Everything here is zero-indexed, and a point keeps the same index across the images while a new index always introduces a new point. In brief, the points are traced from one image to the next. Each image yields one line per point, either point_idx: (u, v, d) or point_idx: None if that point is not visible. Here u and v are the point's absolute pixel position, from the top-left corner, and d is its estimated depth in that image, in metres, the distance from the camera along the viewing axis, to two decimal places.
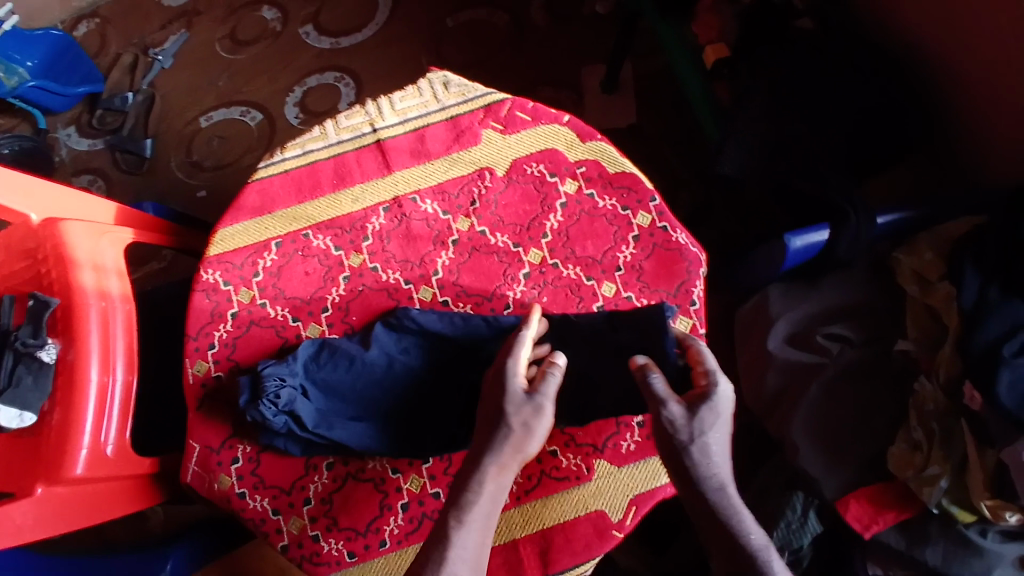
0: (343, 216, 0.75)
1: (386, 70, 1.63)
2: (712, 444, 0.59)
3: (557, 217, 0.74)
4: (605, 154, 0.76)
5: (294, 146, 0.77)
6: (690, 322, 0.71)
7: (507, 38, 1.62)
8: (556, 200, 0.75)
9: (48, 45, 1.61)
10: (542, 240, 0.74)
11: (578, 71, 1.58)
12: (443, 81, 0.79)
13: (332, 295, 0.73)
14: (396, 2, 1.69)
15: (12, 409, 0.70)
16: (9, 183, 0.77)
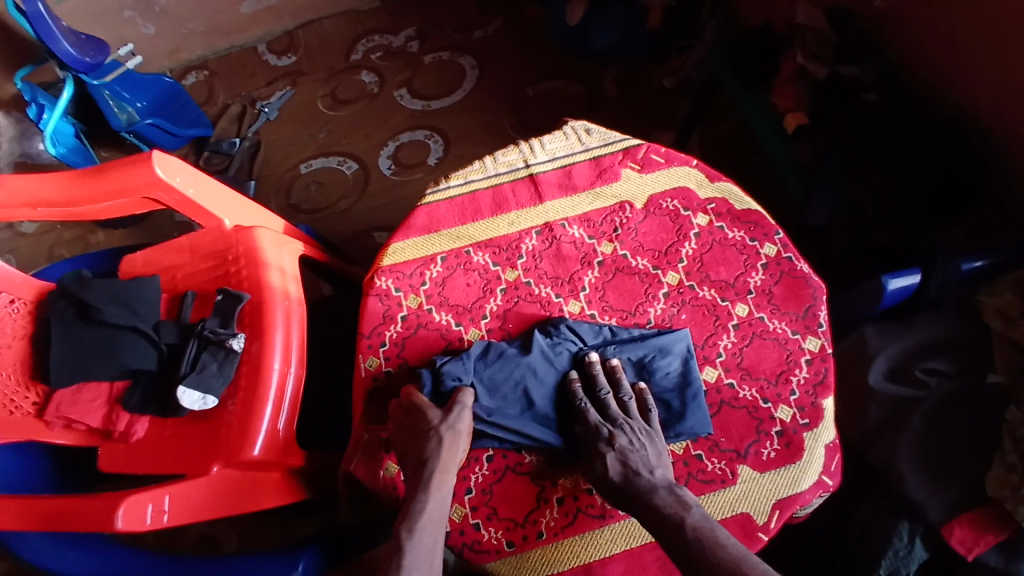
0: (500, 237, 0.85)
1: (474, 129, 1.80)
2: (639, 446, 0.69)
3: (691, 245, 0.84)
4: (731, 193, 0.87)
5: (457, 176, 0.88)
6: (818, 341, 0.78)
7: (583, 107, 1.80)
8: (690, 230, 0.84)
9: (159, 90, 1.82)
10: (679, 264, 0.83)
11: (650, 137, 1.74)
12: (586, 128, 0.92)
13: (491, 304, 0.82)
14: (482, 73, 1.89)
15: (196, 392, 0.75)
16: (215, 194, 0.85)
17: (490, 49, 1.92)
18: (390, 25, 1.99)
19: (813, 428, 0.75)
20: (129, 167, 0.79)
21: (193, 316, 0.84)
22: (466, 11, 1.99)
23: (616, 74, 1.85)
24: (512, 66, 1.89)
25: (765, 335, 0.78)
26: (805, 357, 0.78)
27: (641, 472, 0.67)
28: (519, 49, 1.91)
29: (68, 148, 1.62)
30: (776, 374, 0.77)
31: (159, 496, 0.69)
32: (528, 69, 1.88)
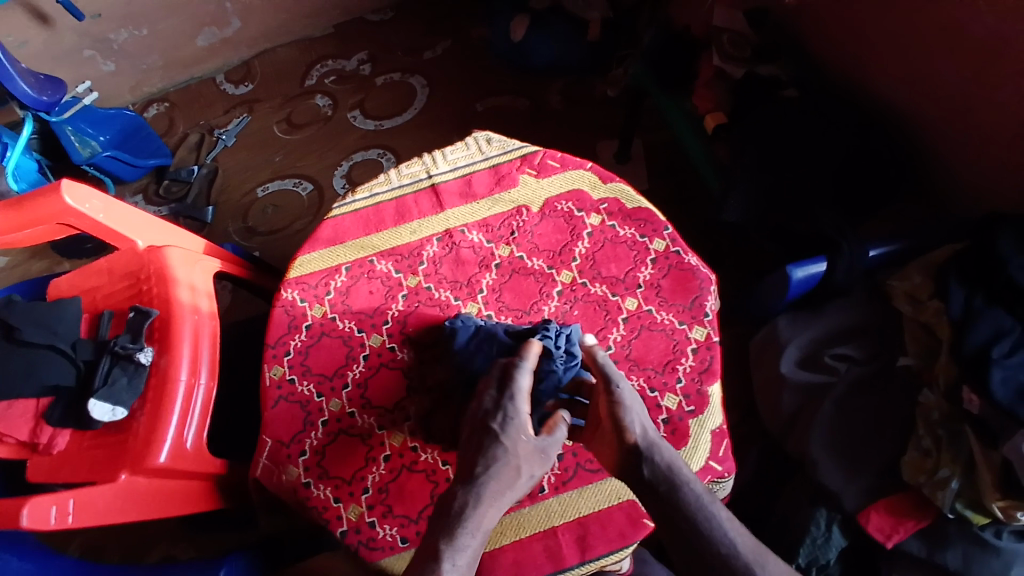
0: (402, 245, 0.88)
1: (426, 146, 1.86)
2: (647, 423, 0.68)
3: (585, 244, 0.88)
4: (624, 193, 0.91)
5: (363, 190, 0.92)
6: (705, 330, 0.81)
7: (529, 120, 1.85)
8: (584, 230, 0.88)
9: (122, 124, 1.89)
10: (573, 263, 0.86)
11: (594, 145, 1.78)
12: (486, 138, 0.96)
13: (393, 309, 0.85)
14: (432, 91, 1.94)
15: (106, 404, 0.79)
16: (127, 217, 0.90)
17: (439, 68, 1.98)
18: (342, 50, 2.06)
19: (698, 414, 0.77)
20: (38, 197, 0.82)
21: (110, 332, 0.88)
22: (415, 33, 2.05)
23: (560, 85, 1.90)
24: (461, 83, 1.95)
25: (653, 326, 0.82)
26: (691, 346, 0.81)
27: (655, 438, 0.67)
28: (467, 67, 1.97)
29: (29, 183, 1.70)
30: (663, 363, 0.80)
31: (65, 499, 0.71)
32: (476, 85, 1.94)
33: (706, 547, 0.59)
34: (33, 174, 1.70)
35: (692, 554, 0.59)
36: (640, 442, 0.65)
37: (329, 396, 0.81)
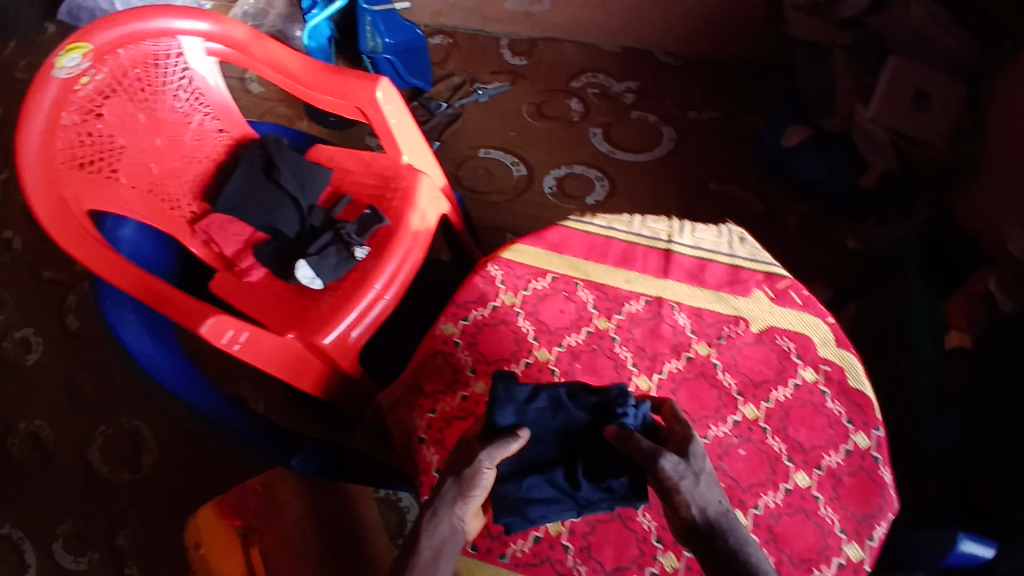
0: (610, 286, 0.87)
1: (642, 196, 1.86)
2: (708, 487, 0.65)
3: (786, 392, 0.82)
4: (851, 367, 0.84)
5: (602, 218, 0.93)
6: (861, 554, 0.73)
7: (751, 225, 1.79)
8: (792, 377, 0.83)
9: (407, 38, 2.03)
10: (764, 401, 0.81)
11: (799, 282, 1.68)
12: (740, 237, 0.92)
13: (571, 338, 0.84)
14: (676, 148, 1.93)
15: (310, 271, 0.86)
16: (407, 132, 0.96)
17: (694, 134, 1.96)
18: (618, 72, 2.09)
19: None
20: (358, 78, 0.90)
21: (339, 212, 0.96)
22: (692, 91, 2.03)
23: (800, 210, 1.83)
24: (706, 157, 1.92)
25: (811, 515, 0.75)
26: (839, 559, 0.73)
27: (709, 505, 0.64)
28: (720, 144, 1.94)
29: (317, 46, 1.88)
30: (801, 558, 0.73)
31: (241, 329, 0.79)
32: (719, 166, 1.90)
33: None
34: (323, 39, 1.87)
35: None
36: (691, 502, 0.63)
37: (478, 377, 0.82)
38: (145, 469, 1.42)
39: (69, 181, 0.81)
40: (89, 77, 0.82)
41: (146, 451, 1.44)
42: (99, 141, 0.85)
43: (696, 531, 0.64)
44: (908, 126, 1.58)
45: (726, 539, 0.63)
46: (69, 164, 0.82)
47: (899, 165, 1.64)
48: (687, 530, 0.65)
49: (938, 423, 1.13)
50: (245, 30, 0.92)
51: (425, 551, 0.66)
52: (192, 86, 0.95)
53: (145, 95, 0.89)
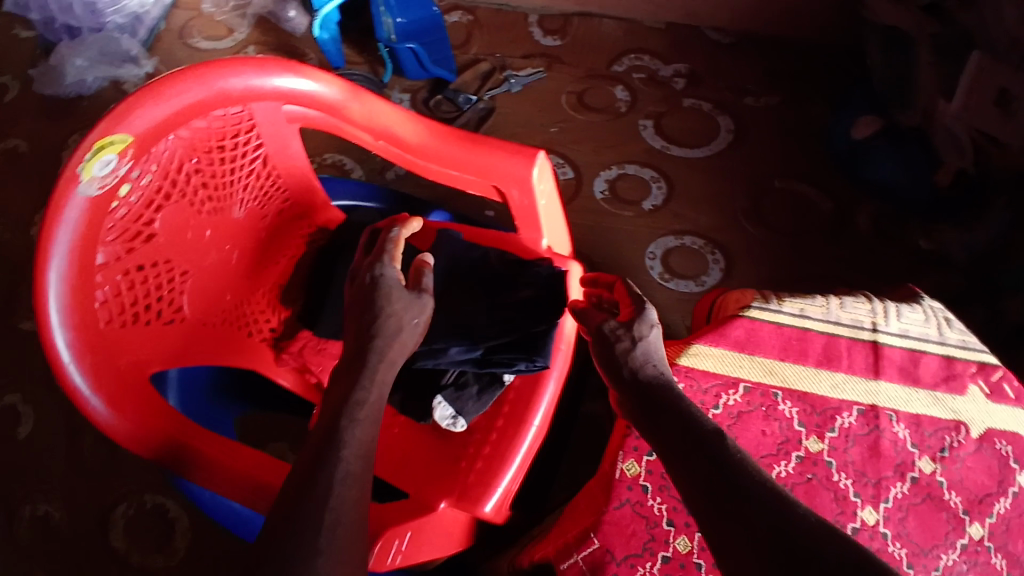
0: (816, 395, 0.74)
1: (703, 194, 1.69)
2: (652, 347, 0.74)
3: (1006, 503, 0.73)
4: None
5: (794, 303, 0.78)
6: None
7: (822, 223, 1.66)
8: (1011, 485, 0.73)
9: (425, 18, 1.75)
10: (987, 517, 0.72)
11: None
12: (946, 319, 0.81)
13: (781, 467, 0.70)
14: (736, 140, 1.76)
15: (451, 411, 0.90)
16: (548, 213, 0.98)
17: (753, 123, 1.78)
18: (666, 53, 1.89)
19: None
20: (509, 157, 0.91)
21: (416, 279, 0.85)
22: (749, 74, 1.85)
23: (871, 207, 1.68)
24: (768, 148, 1.75)
25: None
26: None
27: (657, 368, 0.72)
28: (781, 132, 1.77)
29: (329, 36, 1.68)
30: None
31: (405, 533, 0.83)
32: (783, 159, 1.74)
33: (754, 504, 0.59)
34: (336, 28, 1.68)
35: (708, 489, 0.62)
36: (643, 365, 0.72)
37: (678, 530, 0.70)
38: (182, 552, 1.18)
39: (120, 338, 0.75)
40: (129, 187, 0.72)
41: (178, 537, 1.20)
42: (149, 270, 0.79)
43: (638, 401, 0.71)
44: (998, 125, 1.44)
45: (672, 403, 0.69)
46: (114, 316, 0.75)
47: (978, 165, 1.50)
48: (636, 398, 0.72)
49: None
50: (343, 89, 0.87)
51: (348, 449, 0.67)
52: (264, 161, 0.91)
53: (200, 196, 0.83)
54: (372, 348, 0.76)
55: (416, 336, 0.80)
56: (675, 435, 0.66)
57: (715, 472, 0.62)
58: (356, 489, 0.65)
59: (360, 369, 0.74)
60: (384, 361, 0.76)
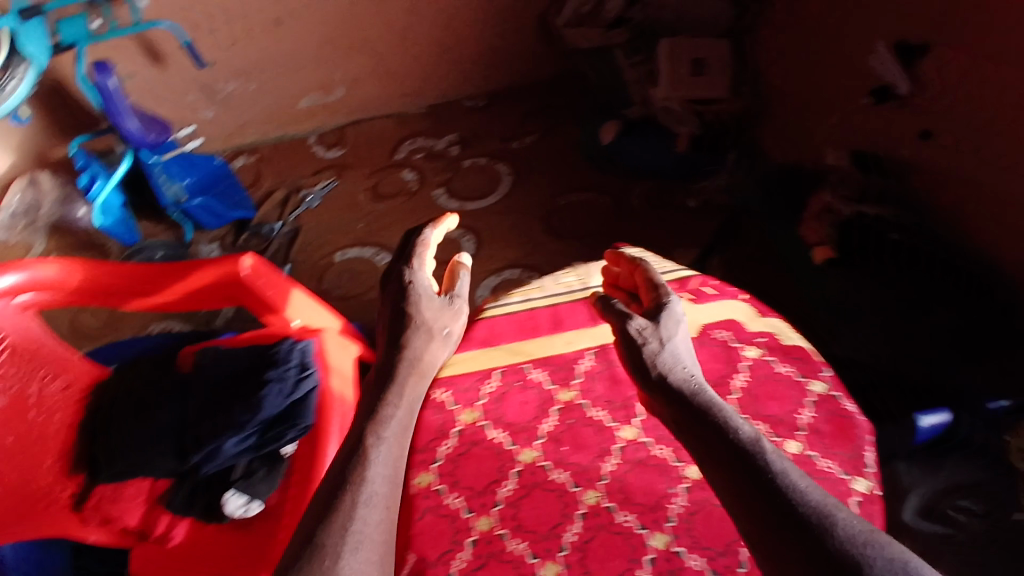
0: (556, 354, 0.88)
1: (508, 228, 1.90)
2: (682, 333, 0.76)
3: (744, 376, 0.87)
4: (778, 328, 0.93)
5: (518, 293, 0.93)
6: (867, 483, 0.78)
7: (611, 218, 1.90)
8: (741, 361, 0.89)
9: (208, 173, 1.91)
10: (732, 394, 0.85)
11: (674, 252, 1.80)
12: (641, 257, 1.00)
13: (546, 424, 0.82)
14: (518, 179, 2.01)
15: (242, 497, 0.97)
16: (291, 300, 1.12)
17: (525, 158, 2.05)
18: (435, 129, 2.15)
19: None
20: (222, 266, 1.10)
21: (449, 284, 0.84)
22: (506, 123, 2.14)
23: (642, 189, 1.94)
24: (546, 175, 2.01)
25: (816, 473, 0.79)
26: (854, 497, 0.77)
27: (682, 361, 0.73)
28: (551, 160, 2.05)
29: (115, 220, 1.76)
30: None
31: None
32: (560, 179, 2.00)
33: (801, 521, 0.54)
34: (118, 211, 1.75)
35: (762, 509, 0.56)
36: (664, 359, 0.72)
37: (478, 513, 0.75)
38: None
39: None
40: None
41: None
42: None
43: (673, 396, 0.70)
44: (697, 92, 1.80)
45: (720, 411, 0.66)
46: None
47: (700, 126, 1.86)
48: (657, 391, 0.71)
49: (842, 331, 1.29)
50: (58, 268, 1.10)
51: (348, 512, 0.61)
52: (10, 350, 1.09)
53: None
54: (406, 354, 0.76)
55: (447, 345, 0.79)
56: (712, 442, 0.64)
57: (768, 495, 0.56)
58: (381, 506, 0.63)
59: (393, 380, 0.74)
60: (414, 390, 0.74)
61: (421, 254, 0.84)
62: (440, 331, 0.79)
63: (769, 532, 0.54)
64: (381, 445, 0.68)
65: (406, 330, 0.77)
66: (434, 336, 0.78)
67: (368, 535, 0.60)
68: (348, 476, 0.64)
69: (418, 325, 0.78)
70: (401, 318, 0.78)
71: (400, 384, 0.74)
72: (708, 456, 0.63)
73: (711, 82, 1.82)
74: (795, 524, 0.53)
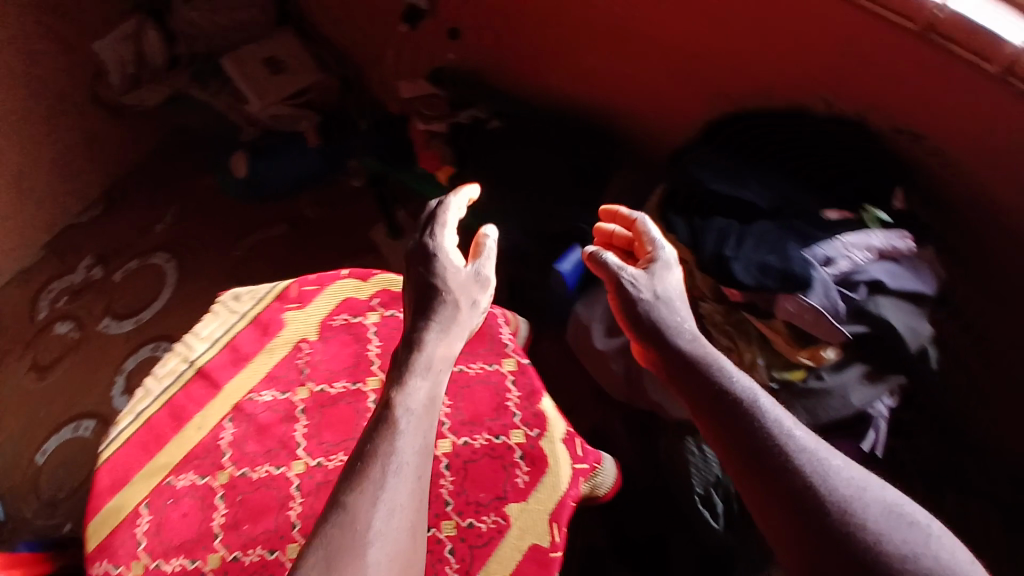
0: (195, 447, 0.82)
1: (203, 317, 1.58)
2: (673, 292, 0.78)
3: (376, 343, 0.84)
4: (390, 281, 0.89)
5: (125, 416, 0.84)
6: (513, 360, 0.85)
7: (290, 244, 1.66)
8: (369, 331, 0.85)
9: None
10: (374, 365, 0.83)
11: (364, 234, 1.67)
12: (233, 297, 0.91)
13: (216, 518, 0.76)
14: (181, 260, 1.66)
15: None
16: None
17: (182, 235, 1.70)
18: (60, 266, 1.70)
19: (544, 433, 0.80)
20: None
21: (473, 251, 0.81)
22: (140, 208, 1.76)
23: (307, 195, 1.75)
24: (213, 231, 1.70)
25: (471, 383, 0.83)
26: (508, 380, 0.84)
27: (674, 306, 0.76)
28: (199, 218, 1.72)
29: None
30: (494, 409, 0.81)
31: None
32: (230, 225, 1.70)
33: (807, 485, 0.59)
34: None
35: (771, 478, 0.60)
36: (660, 312, 0.75)
37: None
38: None
39: None
40: None
41: None
42: None
43: (672, 356, 0.73)
44: (285, 90, 1.63)
45: (719, 369, 0.70)
46: None
47: (319, 113, 1.69)
48: (661, 350, 0.74)
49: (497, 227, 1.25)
50: None
51: (377, 506, 0.61)
52: None
53: None
54: (429, 318, 0.75)
55: (472, 317, 0.77)
56: (720, 400, 0.67)
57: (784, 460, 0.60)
58: (413, 475, 0.63)
59: (414, 355, 0.72)
60: (436, 381, 0.72)
61: (437, 227, 0.80)
62: (462, 302, 0.76)
63: (770, 500, 0.60)
64: (407, 432, 0.66)
65: (426, 308, 0.75)
66: (450, 328, 0.75)
67: (399, 506, 0.61)
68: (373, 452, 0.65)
69: (441, 304, 0.75)
70: (415, 298, 0.76)
71: (424, 347, 0.73)
72: (714, 410, 0.66)
73: (298, 73, 1.65)
74: (799, 492, 0.58)
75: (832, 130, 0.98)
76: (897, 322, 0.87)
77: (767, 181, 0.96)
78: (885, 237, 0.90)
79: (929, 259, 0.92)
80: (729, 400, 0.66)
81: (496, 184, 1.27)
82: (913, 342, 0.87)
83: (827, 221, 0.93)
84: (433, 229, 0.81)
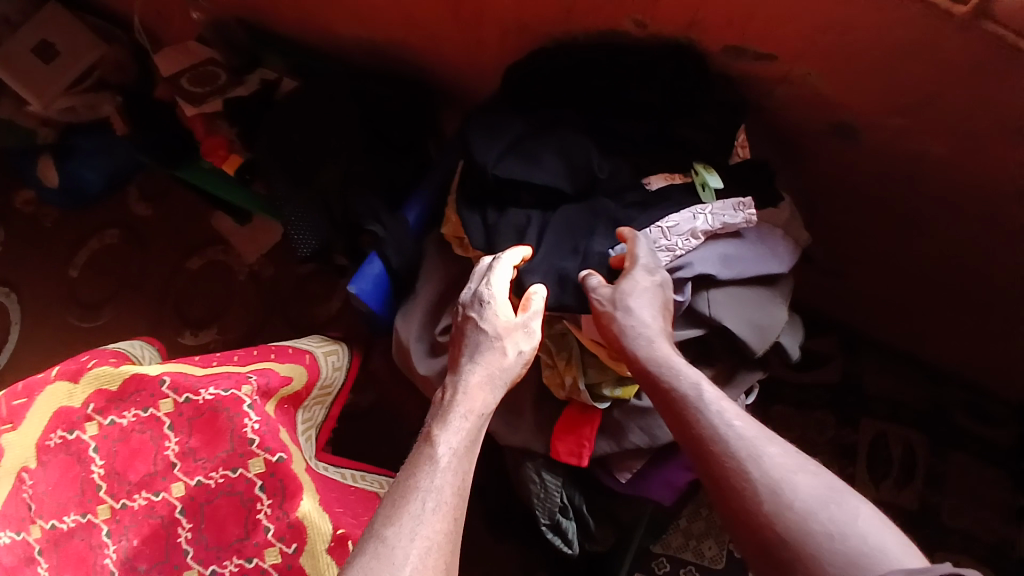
0: None
1: (58, 352, 1.40)
2: (646, 302, 0.67)
3: (99, 462, 0.71)
4: (103, 377, 0.73)
5: None
6: (260, 459, 0.71)
7: (130, 248, 1.47)
8: (89, 449, 0.71)
9: None
10: (100, 491, 0.70)
11: (208, 224, 1.47)
12: None
13: None
14: (20, 290, 1.45)
15: None
16: None
17: (9, 265, 1.48)
18: None
19: (303, 545, 0.70)
20: None
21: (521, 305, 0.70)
22: None
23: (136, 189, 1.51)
24: (40, 254, 1.48)
25: (214, 497, 0.70)
26: (258, 486, 0.70)
27: (637, 315, 0.67)
28: (24, 241, 1.49)
29: None
30: (243, 526, 0.70)
31: None
32: (59, 243, 1.49)
33: (765, 497, 0.52)
34: None
35: (729, 490, 0.54)
36: (623, 322, 0.67)
37: None
38: None
39: None
40: None
41: None
42: None
43: (637, 370, 0.65)
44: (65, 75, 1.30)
45: (679, 376, 0.62)
46: None
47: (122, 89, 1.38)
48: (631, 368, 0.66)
49: (290, 231, 1.00)
50: None
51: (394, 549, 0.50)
52: None
53: None
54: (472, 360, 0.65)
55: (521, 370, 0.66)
56: (676, 413, 0.60)
57: (734, 467, 0.54)
58: (449, 516, 0.53)
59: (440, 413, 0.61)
60: (479, 433, 0.61)
61: (484, 279, 0.70)
62: (514, 351, 0.65)
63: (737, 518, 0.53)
64: (443, 478, 0.56)
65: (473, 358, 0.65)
66: (504, 379, 0.65)
67: (437, 543, 0.51)
68: (408, 483, 0.55)
69: (487, 358, 0.64)
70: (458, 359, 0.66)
71: (469, 391, 0.63)
72: (677, 424, 0.60)
73: (76, 55, 1.33)
74: (760, 508, 0.52)
75: (634, 58, 0.78)
76: (734, 321, 0.71)
77: (558, 150, 0.79)
78: (716, 212, 0.72)
79: (778, 223, 0.75)
80: (687, 408, 0.60)
81: (290, 177, 1.00)
82: (758, 342, 0.71)
83: (645, 196, 0.76)
84: (478, 281, 0.70)
